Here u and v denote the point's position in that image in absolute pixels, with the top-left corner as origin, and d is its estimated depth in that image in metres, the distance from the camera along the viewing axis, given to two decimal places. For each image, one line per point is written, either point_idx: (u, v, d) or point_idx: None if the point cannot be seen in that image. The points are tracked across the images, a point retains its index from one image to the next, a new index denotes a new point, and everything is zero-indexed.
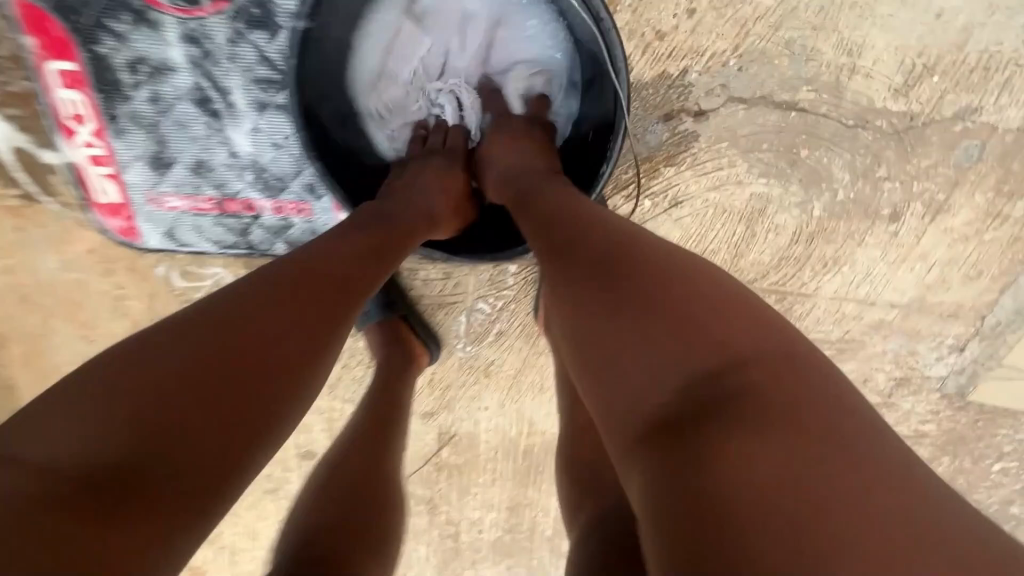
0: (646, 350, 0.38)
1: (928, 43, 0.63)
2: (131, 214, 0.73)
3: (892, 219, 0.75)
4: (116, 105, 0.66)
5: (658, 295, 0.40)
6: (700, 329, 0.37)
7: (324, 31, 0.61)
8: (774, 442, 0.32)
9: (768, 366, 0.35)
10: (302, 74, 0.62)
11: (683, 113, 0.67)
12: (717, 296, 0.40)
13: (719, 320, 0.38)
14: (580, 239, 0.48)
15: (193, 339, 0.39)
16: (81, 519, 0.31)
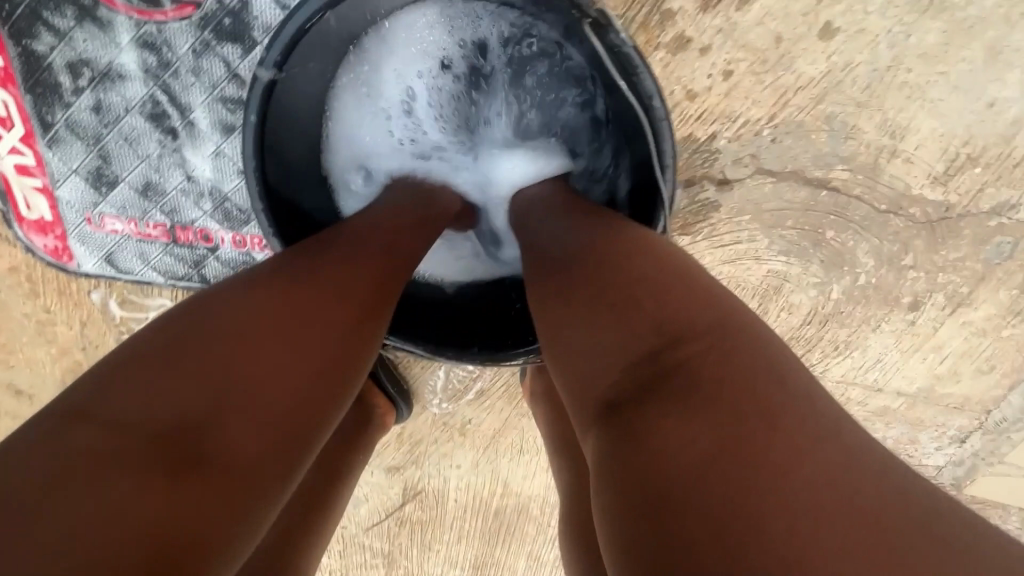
0: (599, 334, 0.38)
1: (975, 134, 0.57)
2: (64, 233, 0.62)
3: (912, 306, 0.69)
4: (51, 110, 0.56)
5: (608, 281, 0.39)
6: (643, 306, 0.37)
7: (299, 72, 0.52)
8: (714, 413, 0.30)
9: (706, 337, 0.34)
10: (273, 115, 0.53)
11: (706, 180, 0.61)
12: (688, 292, 0.37)
13: (662, 296, 0.37)
14: (552, 231, 0.47)
15: (233, 321, 0.36)
16: (123, 516, 0.28)
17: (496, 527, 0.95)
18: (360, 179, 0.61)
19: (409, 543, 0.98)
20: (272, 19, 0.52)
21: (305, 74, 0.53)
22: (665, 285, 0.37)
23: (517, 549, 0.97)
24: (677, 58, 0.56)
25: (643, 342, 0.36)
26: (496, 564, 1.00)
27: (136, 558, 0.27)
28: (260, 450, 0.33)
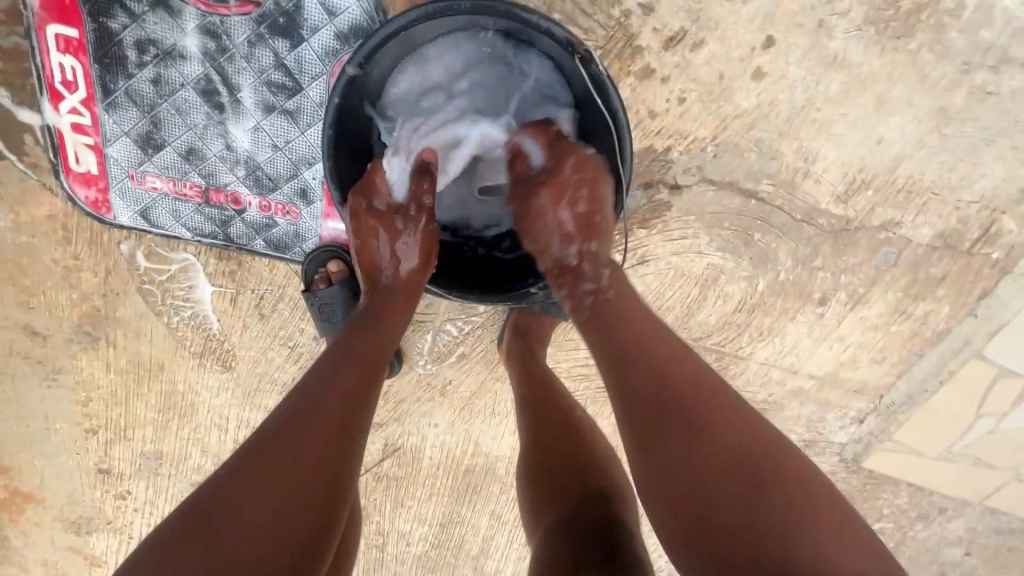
0: (701, 465, 0.47)
1: (868, 163, 0.73)
2: (106, 187, 0.71)
3: (820, 301, 0.85)
4: (114, 79, 0.65)
5: (693, 412, 0.49)
6: (728, 432, 0.47)
7: (369, 74, 0.64)
8: (804, 524, 0.43)
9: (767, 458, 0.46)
10: (342, 106, 0.63)
11: (661, 184, 0.75)
12: (712, 401, 0.49)
13: (732, 422, 0.48)
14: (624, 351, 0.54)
15: (255, 457, 0.46)
16: None
17: (464, 485, 1.06)
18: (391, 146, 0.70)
19: (384, 499, 1.09)
20: (322, 21, 0.63)
21: (373, 77, 0.65)
22: (715, 411, 0.49)
23: (481, 508, 1.09)
24: (643, 85, 0.70)
25: (706, 463, 0.47)
26: (462, 521, 1.11)
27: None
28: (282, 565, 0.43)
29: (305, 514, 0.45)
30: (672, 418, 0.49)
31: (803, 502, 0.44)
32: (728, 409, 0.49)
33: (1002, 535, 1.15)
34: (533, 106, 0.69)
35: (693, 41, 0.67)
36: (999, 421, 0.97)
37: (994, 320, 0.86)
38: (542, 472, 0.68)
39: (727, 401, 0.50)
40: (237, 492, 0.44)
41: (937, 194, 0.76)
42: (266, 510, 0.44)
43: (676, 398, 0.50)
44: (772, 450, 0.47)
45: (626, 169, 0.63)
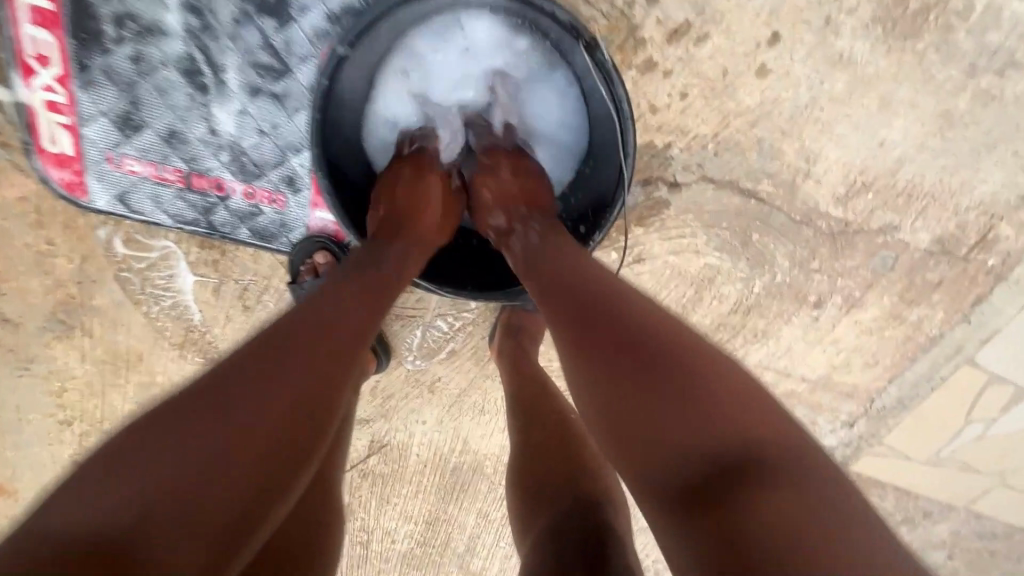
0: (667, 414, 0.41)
1: (869, 165, 0.72)
2: (81, 169, 0.68)
3: (816, 304, 0.84)
4: (91, 55, 0.62)
5: (663, 362, 0.44)
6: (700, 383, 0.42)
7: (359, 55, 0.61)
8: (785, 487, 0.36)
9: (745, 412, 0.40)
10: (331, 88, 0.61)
11: (660, 182, 0.73)
12: (682, 351, 0.44)
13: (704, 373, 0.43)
14: (591, 301, 0.51)
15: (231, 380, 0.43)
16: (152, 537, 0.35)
17: (452, 483, 1.05)
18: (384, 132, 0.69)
19: (369, 495, 1.07)
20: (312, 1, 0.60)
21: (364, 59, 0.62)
22: (635, 329, 0.47)
23: (468, 506, 1.08)
24: (644, 78, 0.68)
25: (627, 382, 0.44)
26: (449, 519, 1.10)
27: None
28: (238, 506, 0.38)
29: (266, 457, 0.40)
30: (594, 343, 0.47)
31: (781, 458, 0.38)
32: (648, 326, 0.47)
33: (984, 537, 1.17)
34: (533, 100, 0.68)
35: (697, 34, 0.66)
36: (987, 426, 0.97)
37: (987, 326, 0.86)
38: (534, 473, 0.67)
39: (646, 319, 0.48)
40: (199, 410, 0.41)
41: (936, 199, 0.75)
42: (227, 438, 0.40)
43: (592, 328, 0.48)
44: (691, 356, 0.44)
45: (630, 165, 0.61)
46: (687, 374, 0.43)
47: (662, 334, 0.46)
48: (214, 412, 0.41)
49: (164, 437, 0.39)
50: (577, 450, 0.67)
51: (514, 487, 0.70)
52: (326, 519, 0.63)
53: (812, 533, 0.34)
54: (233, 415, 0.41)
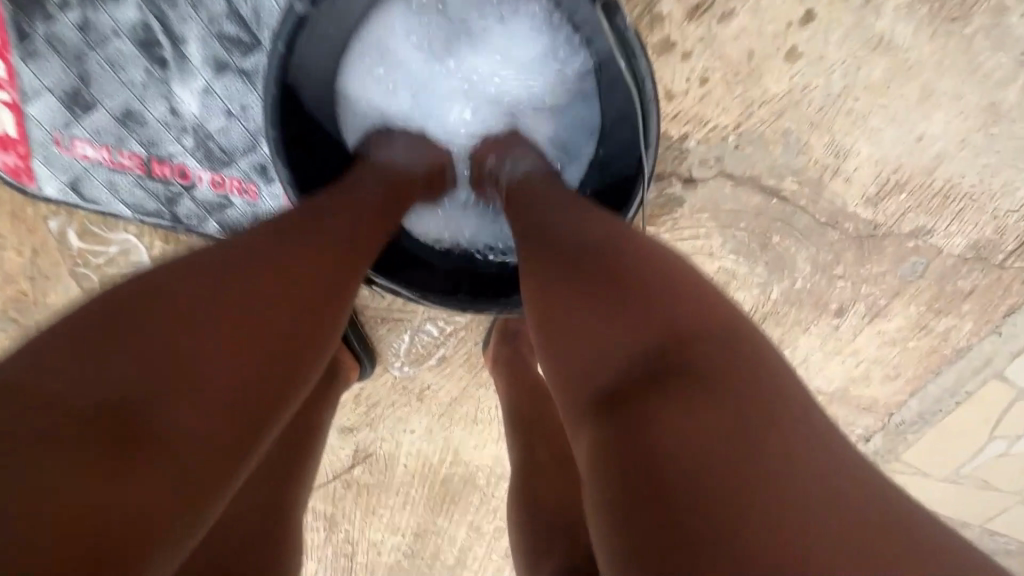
0: (609, 333, 0.40)
1: (905, 161, 0.65)
2: (27, 152, 0.60)
3: (837, 312, 0.78)
4: (32, 22, 0.54)
5: (619, 282, 0.42)
6: (657, 308, 0.40)
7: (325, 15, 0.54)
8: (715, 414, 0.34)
9: (705, 339, 0.38)
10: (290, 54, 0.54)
11: (674, 177, 0.67)
12: (644, 273, 0.42)
13: (664, 296, 0.40)
14: (559, 227, 0.49)
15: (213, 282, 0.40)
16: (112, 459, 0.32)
17: (442, 495, 0.98)
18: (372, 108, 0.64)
19: (354, 506, 1.00)
20: None
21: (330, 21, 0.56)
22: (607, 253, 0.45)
23: (458, 519, 1.01)
24: (660, 60, 0.61)
25: (586, 301, 0.42)
26: (438, 531, 1.03)
27: (80, 563, 0.29)
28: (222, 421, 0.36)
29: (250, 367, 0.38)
30: (555, 264, 0.46)
31: (729, 382, 0.35)
32: (622, 248, 0.45)
33: (998, 554, 1.12)
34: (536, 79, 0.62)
35: (721, 12, 0.58)
36: (1011, 443, 0.92)
37: (1019, 338, 0.80)
38: (541, 498, 0.62)
39: (621, 245, 0.46)
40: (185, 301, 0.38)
41: (974, 201, 0.68)
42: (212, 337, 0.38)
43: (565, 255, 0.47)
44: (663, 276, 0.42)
45: (650, 154, 0.55)
46: (651, 293, 0.41)
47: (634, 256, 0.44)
48: (195, 312, 0.38)
49: (134, 328, 0.36)
50: None
51: (514, 510, 0.64)
52: (293, 488, 0.61)
53: (742, 436, 0.32)
54: (216, 315, 0.38)
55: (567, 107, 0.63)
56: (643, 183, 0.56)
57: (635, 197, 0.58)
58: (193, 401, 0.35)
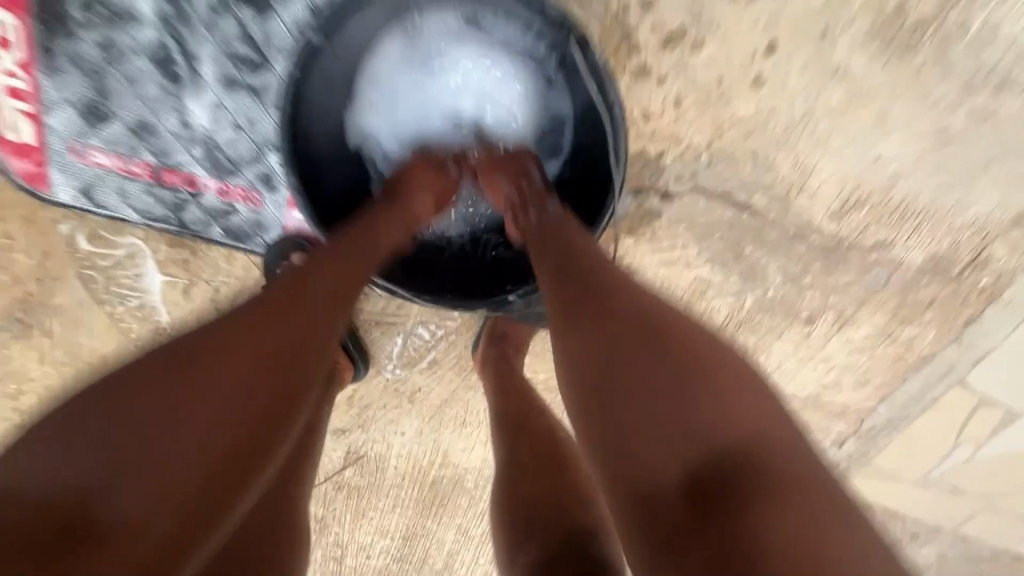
0: (655, 425, 0.42)
1: (865, 179, 0.71)
2: (43, 160, 0.64)
3: (807, 321, 0.83)
4: (55, 39, 0.58)
5: (661, 370, 0.44)
6: (701, 399, 0.42)
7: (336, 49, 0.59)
8: (769, 509, 0.36)
9: (745, 433, 0.40)
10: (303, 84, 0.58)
11: (651, 191, 0.72)
12: (683, 359, 0.44)
13: (703, 385, 0.43)
14: (592, 299, 0.51)
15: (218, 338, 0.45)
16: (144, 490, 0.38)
17: (431, 497, 1.01)
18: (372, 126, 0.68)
19: (344, 509, 1.02)
20: None
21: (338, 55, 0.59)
22: (616, 297, 0.50)
23: (447, 522, 1.04)
24: (638, 84, 0.66)
25: (598, 337, 0.48)
26: (427, 534, 1.06)
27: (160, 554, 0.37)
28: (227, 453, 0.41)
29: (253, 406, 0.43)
30: (594, 346, 0.47)
31: (775, 476, 0.38)
32: (656, 327, 0.47)
33: (970, 560, 1.16)
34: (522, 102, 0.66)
35: (693, 41, 0.64)
36: (977, 449, 0.96)
37: (978, 347, 0.85)
38: (521, 498, 0.64)
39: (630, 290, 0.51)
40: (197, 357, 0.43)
41: (930, 217, 0.74)
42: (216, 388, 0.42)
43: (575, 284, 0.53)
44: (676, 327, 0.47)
45: (620, 167, 0.58)
46: (655, 339, 0.46)
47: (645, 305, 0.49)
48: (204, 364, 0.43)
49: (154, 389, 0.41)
50: (572, 481, 0.64)
51: (496, 509, 0.66)
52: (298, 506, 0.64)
53: (805, 530, 0.35)
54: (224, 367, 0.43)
55: (553, 131, 0.67)
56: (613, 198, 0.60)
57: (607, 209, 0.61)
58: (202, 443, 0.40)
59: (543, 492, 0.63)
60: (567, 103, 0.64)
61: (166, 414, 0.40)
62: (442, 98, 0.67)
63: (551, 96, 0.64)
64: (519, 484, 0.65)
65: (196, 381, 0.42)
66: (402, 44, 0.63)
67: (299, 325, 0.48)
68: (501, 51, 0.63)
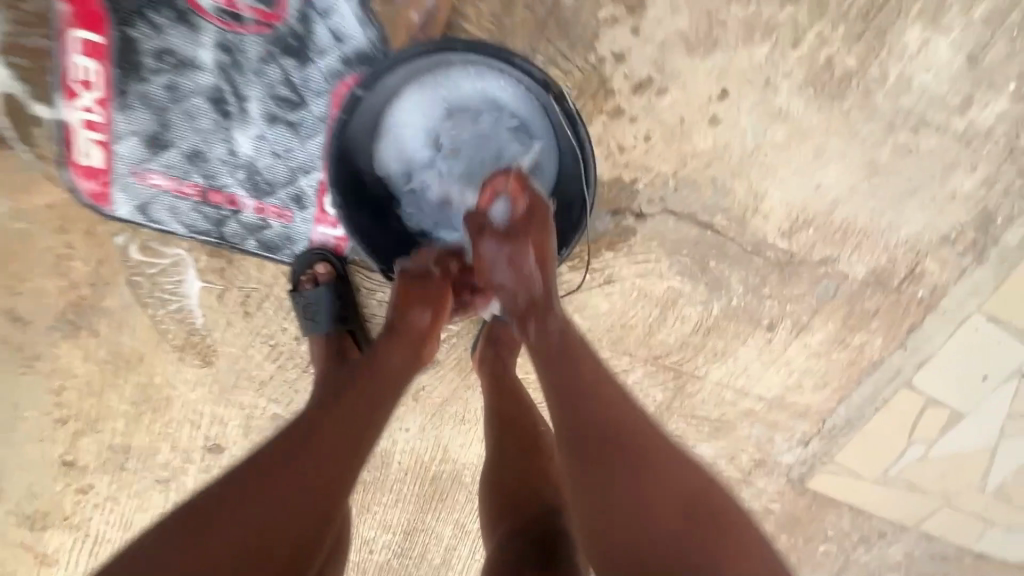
0: (659, 546, 0.50)
1: (809, 203, 0.83)
2: (108, 181, 0.75)
3: (768, 327, 0.93)
4: (130, 82, 0.70)
5: (662, 496, 0.53)
6: (696, 527, 0.51)
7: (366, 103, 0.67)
8: None
9: (732, 556, 0.50)
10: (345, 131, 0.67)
11: (627, 212, 0.83)
12: (676, 485, 0.54)
13: (695, 512, 0.52)
14: (597, 423, 0.58)
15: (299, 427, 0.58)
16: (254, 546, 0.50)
17: (431, 492, 1.09)
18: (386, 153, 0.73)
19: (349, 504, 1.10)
20: (330, 46, 0.70)
21: (368, 105, 0.67)
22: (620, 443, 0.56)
23: (445, 517, 1.12)
24: (614, 122, 0.78)
25: (617, 490, 0.53)
26: (426, 529, 1.13)
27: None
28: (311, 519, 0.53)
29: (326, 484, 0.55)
30: (601, 470, 0.55)
31: None
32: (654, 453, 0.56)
33: (937, 560, 1.23)
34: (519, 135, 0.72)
35: (659, 87, 0.76)
36: (928, 447, 1.06)
37: (921, 352, 0.96)
38: (507, 487, 0.74)
39: (623, 414, 0.58)
40: (286, 444, 0.56)
41: (867, 237, 0.85)
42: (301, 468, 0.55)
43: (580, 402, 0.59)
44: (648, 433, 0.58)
45: (590, 194, 0.66)
46: (655, 469, 0.55)
47: (638, 428, 0.58)
48: (291, 449, 0.56)
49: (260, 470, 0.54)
50: (552, 474, 0.74)
51: (484, 492, 0.76)
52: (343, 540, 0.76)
53: None
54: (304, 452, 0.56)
55: (538, 170, 0.72)
56: (585, 217, 0.68)
57: (580, 225, 0.69)
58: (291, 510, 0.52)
59: (525, 480, 0.74)
60: (550, 145, 0.71)
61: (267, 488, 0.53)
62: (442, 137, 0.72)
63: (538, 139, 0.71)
64: (500, 472, 0.76)
65: (269, 485, 0.53)
66: (414, 92, 0.70)
67: (346, 431, 0.59)
68: (499, 100, 0.70)
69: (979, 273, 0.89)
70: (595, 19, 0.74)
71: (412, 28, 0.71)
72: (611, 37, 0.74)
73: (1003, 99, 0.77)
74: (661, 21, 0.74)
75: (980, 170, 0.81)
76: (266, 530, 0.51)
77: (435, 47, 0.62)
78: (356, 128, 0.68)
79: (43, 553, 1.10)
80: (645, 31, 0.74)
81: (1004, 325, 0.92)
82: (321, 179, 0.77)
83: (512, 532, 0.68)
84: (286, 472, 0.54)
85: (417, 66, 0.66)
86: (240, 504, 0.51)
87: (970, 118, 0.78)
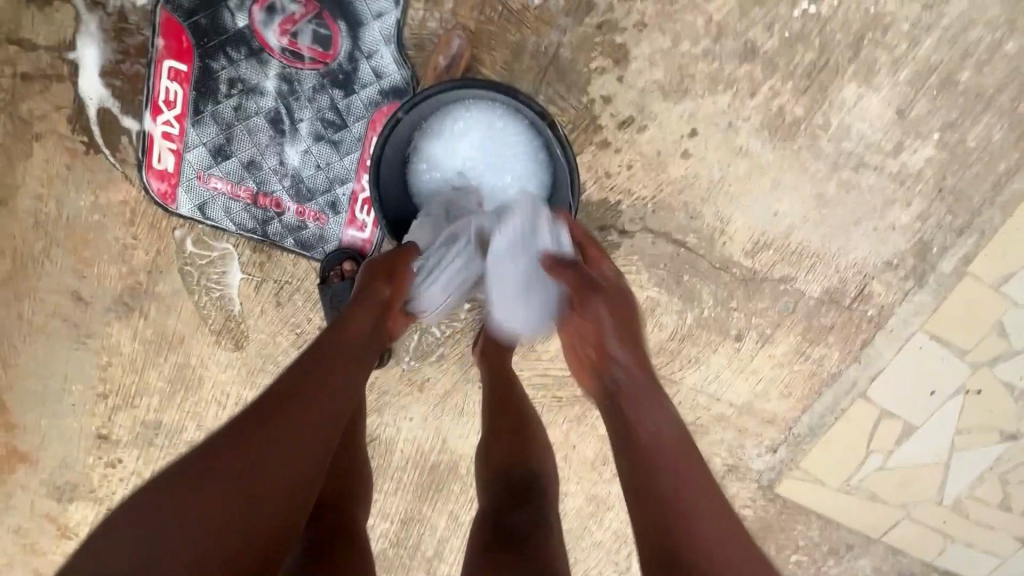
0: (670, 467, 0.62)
1: (767, 228, 0.97)
2: (175, 183, 0.91)
3: (737, 338, 1.05)
4: (205, 103, 0.88)
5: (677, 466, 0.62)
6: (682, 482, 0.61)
7: (399, 124, 0.81)
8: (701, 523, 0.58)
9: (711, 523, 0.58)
10: (385, 145, 0.81)
11: (613, 228, 0.97)
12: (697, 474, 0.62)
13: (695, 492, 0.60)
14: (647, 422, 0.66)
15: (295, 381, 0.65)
16: (274, 465, 0.58)
17: (430, 482, 1.18)
18: (418, 152, 0.85)
19: None
20: (371, 82, 0.87)
21: (406, 124, 0.82)
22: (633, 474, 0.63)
23: (441, 508, 1.20)
24: (601, 153, 0.93)
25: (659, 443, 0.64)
26: (421, 520, 1.21)
27: (284, 493, 0.58)
28: (319, 437, 0.62)
29: (322, 418, 0.63)
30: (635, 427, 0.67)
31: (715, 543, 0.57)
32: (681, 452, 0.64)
33: None
34: (518, 167, 0.85)
35: (639, 125, 0.92)
36: (885, 458, 1.14)
37: (873, 366, 1.07)
38: (497, 455, 0.84)
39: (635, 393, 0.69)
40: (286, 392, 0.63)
41: (820, 259, 0.98)
42: (306, 402, 0.63)
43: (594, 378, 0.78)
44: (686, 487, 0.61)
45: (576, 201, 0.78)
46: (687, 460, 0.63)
47: (659, 421, 0.66)
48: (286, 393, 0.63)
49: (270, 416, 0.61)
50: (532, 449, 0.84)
51: (481, 468, 0.85)
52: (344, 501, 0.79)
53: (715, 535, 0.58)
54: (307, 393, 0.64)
55: None
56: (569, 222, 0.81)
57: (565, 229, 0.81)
58: (299, 432, 0.61)
59: (513, 452, 0.84)
60: (542, 167, 0.85)
61: (283, 423, 0.60)
62: (449, 163, 0.85)
63: (540, 178, 0.84)
64: (492, 443, 0.86)
65: (262, 440, 0.58)
66: (417, 194, 0.87)
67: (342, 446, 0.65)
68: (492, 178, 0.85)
69: (920, 295, 1.01)
70: (588, 68, 0.90)
71: (440, 68, 0.85)
72: (601, 83, 0.90)
73: (929, 147, 0.92)
74: (641, 73, 0.90)
75: (914, 206, 0.95)
76: (254, 479, 0.56)
77: (457, 84, 0.77)
78: (392, 143, 0.82)
79: (67, 524, 1.14)
80: (628, 80, 0.90)
81: (944, 344, 1.04)
82: (354, 189, 0.92)
83: (499, 493, 0.80)
84: (288, 417, 0.61)
85: (454, 96, 0.82)
86: (272, 489, 0.57)
87: (903, 160, 0.93)
